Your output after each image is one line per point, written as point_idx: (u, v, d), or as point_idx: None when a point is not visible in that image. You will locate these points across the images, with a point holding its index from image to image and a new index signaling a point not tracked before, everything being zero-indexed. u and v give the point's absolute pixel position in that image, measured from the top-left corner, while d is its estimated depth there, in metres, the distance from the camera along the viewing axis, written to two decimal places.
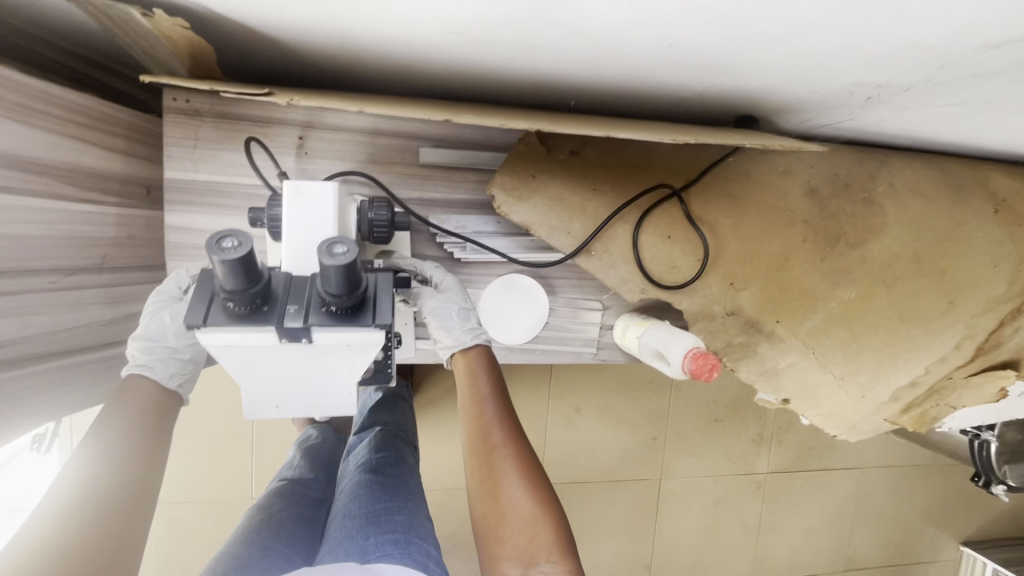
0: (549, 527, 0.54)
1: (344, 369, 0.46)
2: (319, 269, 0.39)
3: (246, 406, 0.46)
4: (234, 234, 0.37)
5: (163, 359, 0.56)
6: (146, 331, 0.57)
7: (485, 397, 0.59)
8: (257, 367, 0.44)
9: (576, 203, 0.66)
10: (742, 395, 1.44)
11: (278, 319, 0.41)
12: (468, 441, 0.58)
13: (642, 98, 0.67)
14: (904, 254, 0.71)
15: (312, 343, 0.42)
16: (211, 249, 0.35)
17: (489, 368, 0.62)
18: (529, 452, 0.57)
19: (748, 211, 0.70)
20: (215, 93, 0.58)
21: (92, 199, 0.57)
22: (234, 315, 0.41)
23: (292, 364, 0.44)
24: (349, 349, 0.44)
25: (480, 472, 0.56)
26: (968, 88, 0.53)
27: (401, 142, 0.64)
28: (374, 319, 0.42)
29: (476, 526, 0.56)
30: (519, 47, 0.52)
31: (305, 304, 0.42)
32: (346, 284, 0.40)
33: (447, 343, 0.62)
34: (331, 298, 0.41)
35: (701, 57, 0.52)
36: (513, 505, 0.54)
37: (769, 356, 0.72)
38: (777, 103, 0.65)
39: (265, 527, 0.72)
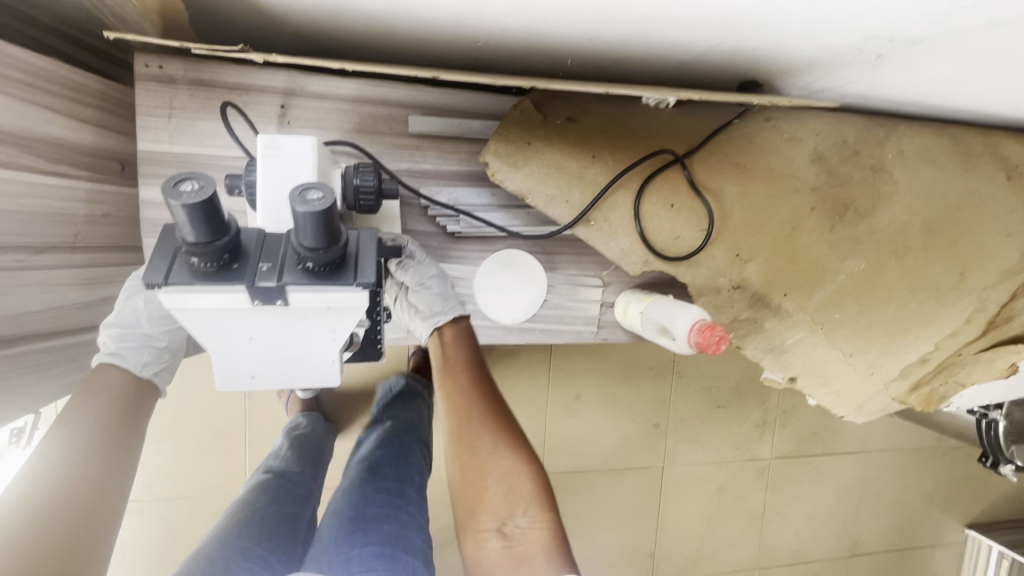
0: (528, 480, 0.54)
1: (325, 335, 0.43)
2: (291, 217, 0.36)
3: (219, 377, 0.44)
4: (195, 177, 0.34)
5: (138, 347, 0.55)
6: (120, 318, 0.55)
7: (462, 362, 0.60)
8: (230, 334, 0.42)
9: (575, 169, 0.63)
10: (744, 379, 1.42)
11: (250, 277, 0.38)
12: (445, 403, 0.59)
13: (640, 62, 0.63)
14: (914, 223, 0.69)
15: (288, 304, 0.40)
16: (167, 191, 0.32)
17: (467, 335, 0.63)
18: (510, 417, 0.58)
19: (754, 178, 0.67)
20: (190, 58, 0.55)
21: (61, 172, 0.54)
22: (199, 273, 0.37)
23: (265, 331, 0.42)
24: (328, 311, 0.41)
25: (457, 431, 0.56)
26: (987, 39, 0.50)
27: (389, 111, 0.61)
28: (356, 278, 0.39)
29: (453, 486, 0.56)
30: (510, 3, 0.48)
31: (280, 262, 0.39)
32: (323, 236, 0.36)
33: (440, 309, 0.62)
34: (308, 253, 0.37)
35: (704, 9, 0.49)
36: (491, 460, 0.55)
37: (777, 332, 0.70)
38: (783, 64, 0.62)
39: (242, 524, 0.69)
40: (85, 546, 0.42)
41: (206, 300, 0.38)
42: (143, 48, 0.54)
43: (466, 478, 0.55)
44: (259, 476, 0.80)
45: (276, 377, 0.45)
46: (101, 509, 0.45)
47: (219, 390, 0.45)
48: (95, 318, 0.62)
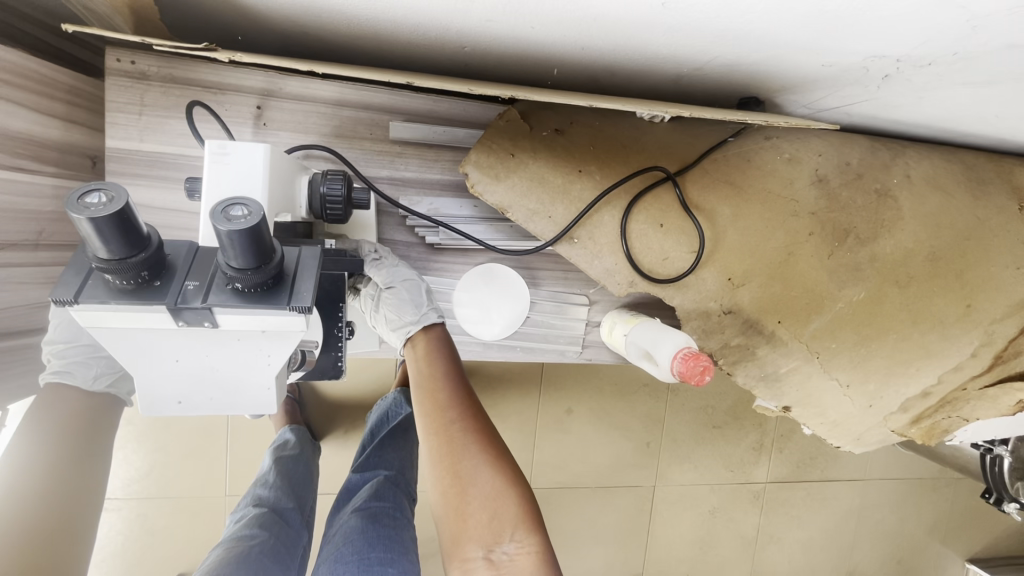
0: (514, 503, 0.52)
1: (259, 361, 0.41)
2: (216, 236, 0.33)
3: (141, 401, 0.41)
4: (104, 187, 0.31)
5: (84, 362, 0.55)
6: (61, 334, 0.55)
7: (440, 378, 0.56)
8: (154, 355, 0.40)
9: (558, 184, 0.60)
10: (741, 401, 1.38)
11: (172, 297, 0.36)
12: (424, 423, 0.55)
13: (634, 75, 0.61)
14: (919, 252, 0.65)
15: (216, 324, 0.37)
16: (71, 209, 0.30)
17: (444, 345, 0.59)
18: (493, 437, 0.55)
19: (750, 199, 0.64)
20: (164, 54, 0.53)
21: (26, 167, 0.52)
22: (117, 290, 0.35)
23: (194, 352, 0.40)
24: (264, 335, 0.39)
25: (439, 453, 0.53)
26: (1000, 62, 0.47)
27: (370, 115, 0.59)
28: (290, 301, 0.37)
29: (437, 511, 0.53)
30: (492, 8, 0.46)
31: (208, 281, 0.37)
32: (253, 255, 0.34)
33: (410, 321, 0.59)
34: (237, 274, 0.35)
35: (697, 20, 0.46)
36: (474, 484, 0.52)
37: (769, 360, 0.66)
38: (784, 80, 0.59)
39: (240, 560, 0.67)
40: (71, 551, 0.49)
41: (130, 318, 0.36)
42: (115, 44, 0.52)
43: (449, 503, 0.52)
44: (251, 509, 0.78)
45: (209, 404, 0.42)
46: (80, 514, 0.51)
47: (145, 413, 0.42)
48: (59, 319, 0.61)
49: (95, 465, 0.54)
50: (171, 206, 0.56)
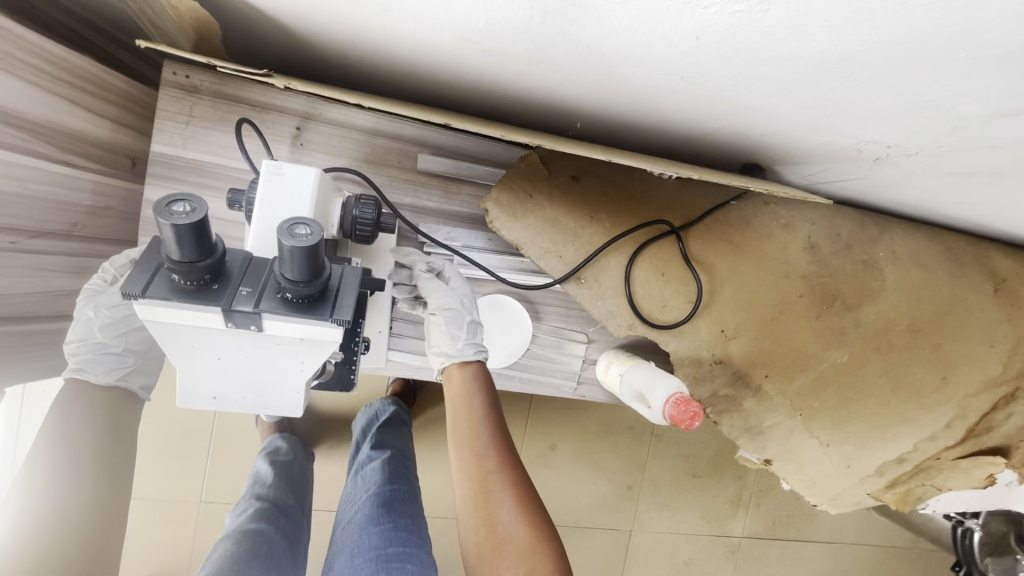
0: (548, 561, 0.52)
1: (292, 366, 0.43)
2: (278, 248, 0.36)
3: (178, 390, 0.43)
4: (189, 199, 0.35)
5: (98, 357, 0.61)
6: (75, 332, 0.60)
7: (479, 422, 0.56)
8: (199, 353, 0.41)
9: (571, 227, 0.64)
10: (723, 452, 1.39)
11: (227, 300, 0.38)
12: (461, 468, 0.55)
13: (648, 134, 0.66)
14: (899, 322, 0.70)
15: (261, 329, 0.40)
16: (158, 212, 0.33)
17: (483, 381, 0.59)
18: (530, 485, 0.55)
19: (747, 259, 0.68)
20: (217, 72, 0.57)
21: (71, 162, 0.55)
22: (179, 290, 0.37)
23: (236, 354, 0.42)
24: (301, 342, 0.41)
25: (475, 502, 0.53)
26: (974, 158, 0.53)
27: (400, 146, 0.63)
28: (332, 314, 0.39)
29: (468, 556, 0.54)
30: (528, 62, 0.51)
31: (259, 288, 0.39)
32: (307, 269, 0.37)
33: (447, 351, 0.60)
34: (288, 284, 0.38)
35: (710, 94, 0.51)
36: (508, 537, 0.52)
37: (754, 413, 0.69)
38: (785, 153, 0.65)
39: (253, 554, 0.67)
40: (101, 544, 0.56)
41: (177, 317, 0.38)
42: (174, 59, 0.56)
43: (483, 551, 0.52)
44: (252, 504, 0.77)
45: (239, 401, 0.45)
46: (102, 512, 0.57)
47: (180, 401, 0.44)
48: (72, 308, 0.62)
49: (120, 459, 0.60)
50: None
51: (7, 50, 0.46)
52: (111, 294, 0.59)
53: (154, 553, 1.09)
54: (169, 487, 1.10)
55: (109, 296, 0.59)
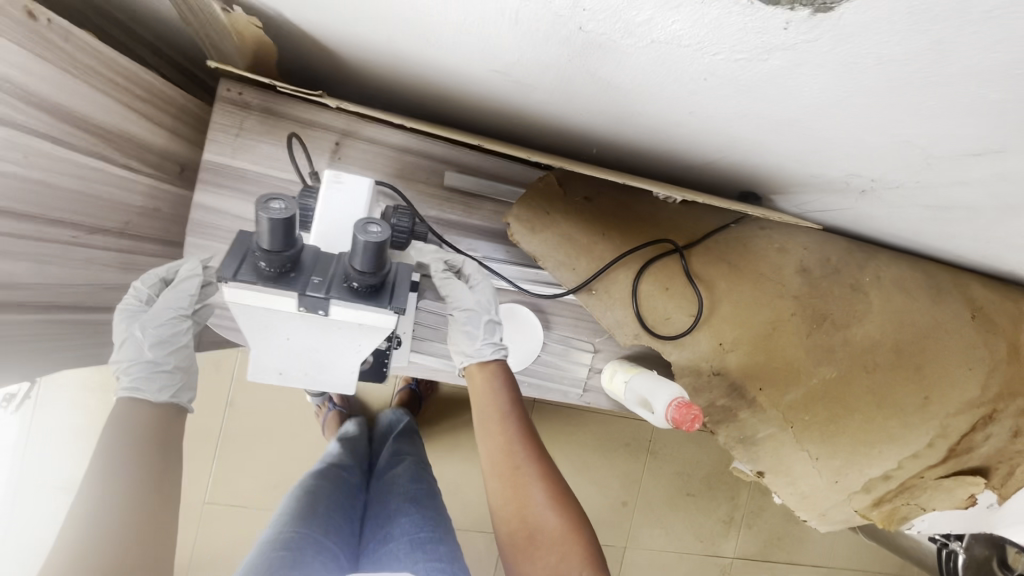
0: (578, 546, 0.57)
1: (350, 348, 0.48)
2: (350, 242, 0.41)
3: (251, 368, 0.49)
4: (284, 198, 0.39)
5: (148, 376, 0.61)
6: (125, 355, 0.62)
7: (505, 418, 0.60)
8: (271, 333, 0.46)
9: (584, 243, 0.70)
10: (717, 471, 1.43)
11: (302, 286, 0.43)
12: (492, 462, 0.59)
13: (655, 161, 0.72)
14: (883, 343, 0.76)
15: (327, 315, 0.44)
16: (259, 206, 0.37)
17: (507, 379, 0.64)
18: (556, 474, 0.59)
19: (744, 278, 0.73)
20: (267, 90, 0.63)
21: (131, 166, 0.60)
22: (262, 276, 0.42)
23: (303, 335, 0.47)
24: (359, 328, 0.46)
25: (507, 493, 0.58)
26: (948, 193, 0.59)
27: (429, 164, 0.68)
28: (390, 302, 0.44)
29: (504, 544, 0.59)
30: (552, 93, 0.57)
31: (329, 278, 0.44)
32: (374, 262, 0.41)
33: (467, 352, 0.64)
34: (356, 273, 0.42)
35: (714, 127, 0.57)
36: (541, 523, 0.57)
37: (749, 424, 0.74)
38: (780, 184, 0.71)
39: (307, 515, 0.73)
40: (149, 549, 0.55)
41: (260, 300, 0.43)
42: (229, 76, 0.62)
43: (516, 536, 0.57)
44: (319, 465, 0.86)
45: (303, 377, 0.50)
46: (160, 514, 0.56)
47: (251, 377, 0.49)
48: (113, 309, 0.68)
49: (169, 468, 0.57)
50: (246, 216, 0.64)
51: (89, 63, 0.52)
52: (151, 315, 0.63)
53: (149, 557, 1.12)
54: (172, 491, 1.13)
55: (149, 315, 0.63)
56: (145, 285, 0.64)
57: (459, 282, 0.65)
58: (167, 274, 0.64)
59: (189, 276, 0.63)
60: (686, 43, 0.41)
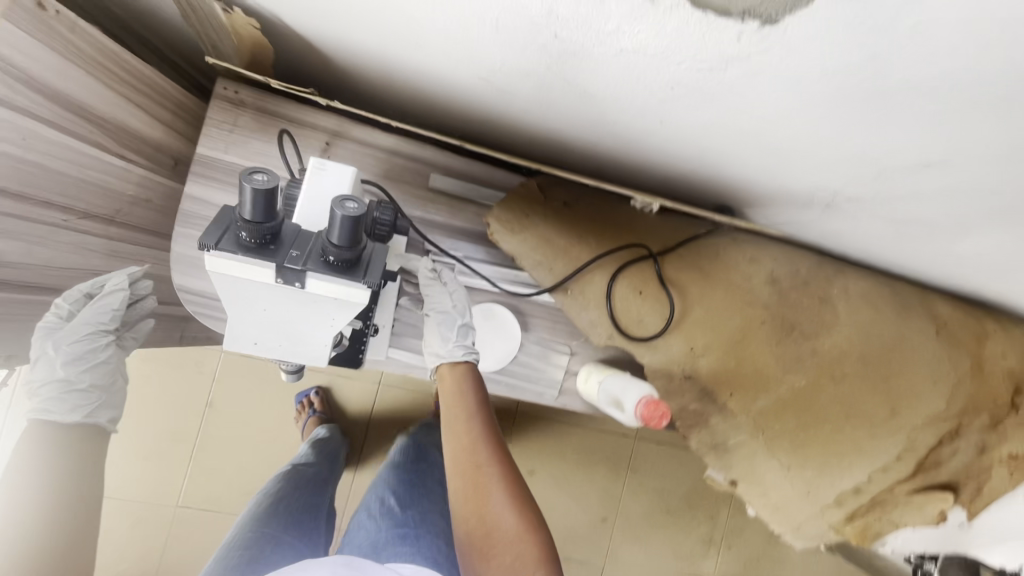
0: (534, 547, 0.55)
1: (325, 320, 0.50)
2: (328, 216, 0.43)
3: (227, 334, 0.51)
4: (267, 171, 0.42)
5: (57, 399, 0.67)
6: (37, 373, 0.67)
7: (470, 415, 0.62)
8: (249, 303, 0.48)
9: (561, 245, 0.73)
10: (698, 489, 1.43)
11: (281, 258, 0.45)
12: (455, 459, 0.60)
13: (633, 171, 0.75)
14: (852, 354, 0.78)
15: (303, 288, 0.46)
16: (244, 176, 0.39)
17: (476, 381, 0.66)
18: (516, 473, 0.60)
19: (715, 285, 0.76)
20: (261, 90, 0.66)
21: (125, 155, 0.62)
22: (242, 246, 0.44)
23: (279, 305, 0.48)
24: (336, 302, 0.47)
25: (467, 489, 0.58)
26: (906, 207, 0.62)
27: (415, 166, 0.71)
28: (365, 278, 0.46)
29: (461, 544, 0.58)
30: (532, 100, 0.60)
31: (307, 252, 0.46)
32: (349, 237, 0.43)
33: (440, 352, 0.66)
34: (333, 248, 0.44)
35: (685, 137, 0.60)
36: (497, 521, 0.56)
37: (720, 430, 0.77)
38: (752, 197, 0.74)
39: (271, 511, 0.82)
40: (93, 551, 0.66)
41: (237, 269, 0.44)
42: (225, 75, 0.65)
43: (474, 535, 0.57)
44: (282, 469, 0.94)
45: (278, 347, 0.52)
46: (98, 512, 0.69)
47: (224, 343, 0.51)
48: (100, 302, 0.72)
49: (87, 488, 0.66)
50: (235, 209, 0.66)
51: (91, 55, 0.54)
52: (68, 331, 0.64)
53: (124, 555, 1.14)
54: (150, 489, 1.16)
55: (65, 333, 0.64)
56: (69, 300, 0.64)
57: (439, 285, 0.69)
58: (89, 287, 0.65)
59: (114, 291, 0.66)
60: (651, 53, 0.44)
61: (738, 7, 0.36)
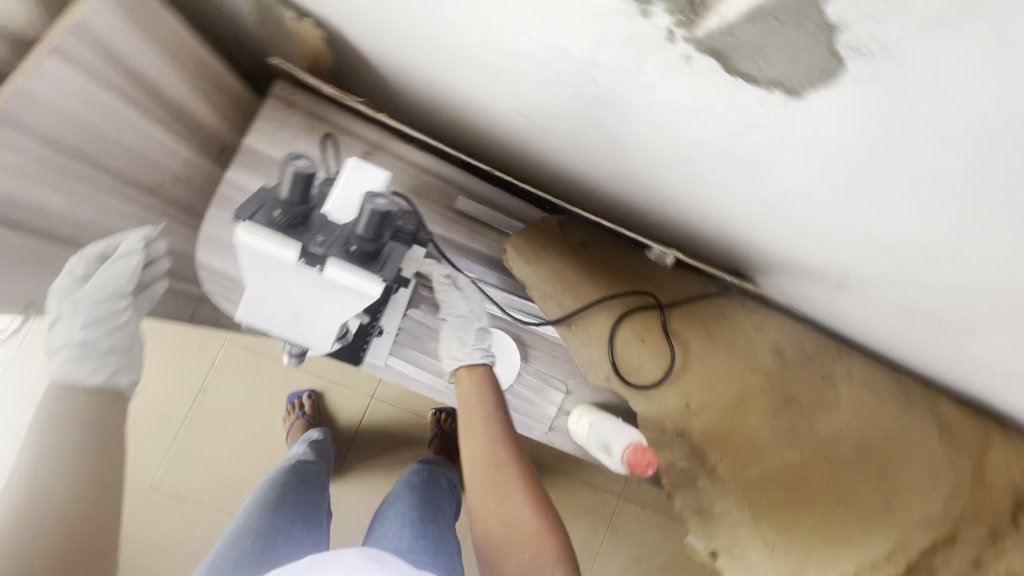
0: (551, 543, 0.58)
1: (334, 308, 0.52)
2: (357, 207, 0.46)
3: (241, 307, 0.53)
4: (309, 157, 0.46)
5: (76, 362, 0.64)
6: (60, 337, 0.66)
7: (490, 418, 0.67)
8: (266, 282, 0.50)
9: (570, 280, 0.75)
10: (678, 562, 1.37)
11: (306, 241, 0.47)
12: (475, 458, 0.65)
13: (652, 223, 0.77)
14: (849, 438, 0.76)
15: (321, 275, 0.47)
16: (295, 159, 0.45)
17: (493, 388, 0.70)
18: (533, 474, 0.64)
19: (718, 345, 0.77)
20: (314, 95, 0.71)
21: (178, 134, 0.66)
22: (273, 224, 0.47)
23: (295, 289, 0.50)
24: (350, 294, 0.49)
25: (488, 486, 0.62)
26: (916, 298, 0.62)
27: (444, 187, 0.74)
28: (382, 271, 0.48)
29: (482, 541, 0.61)
30: (564, 140, 0.63)
31: (332, 239, 0.48)
32: (374, 229, 0.46)
33: (459, 356, 0.70)
34: (357, 238, 0.47)
35: (706, 196, 0.62)
36: (516, 517, 0.60)
37: (706, 495, 0.76)
38: (765, 266, 0.75)
39: (276, 504, 0.80)
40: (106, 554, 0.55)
41: (264, 247, 0.46)
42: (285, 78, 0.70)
43: (493, 533, 0.60)
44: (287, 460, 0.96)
45: (286, 325, 0.55)
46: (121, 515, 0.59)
47: (239, 314, 0.54)
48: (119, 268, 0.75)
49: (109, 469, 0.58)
50: None
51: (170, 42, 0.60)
52: (84, 295, 0.66)
53: None
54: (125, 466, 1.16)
55: (83, 293, 0.66)
56: (84, 261, 0.64)
57: (455, 291, 0.72)
58: (104, 249, 0.65)
59: (126, 254, 0.65)
60: (680, 109, 0.47)
61: (765, 79, 0.39)
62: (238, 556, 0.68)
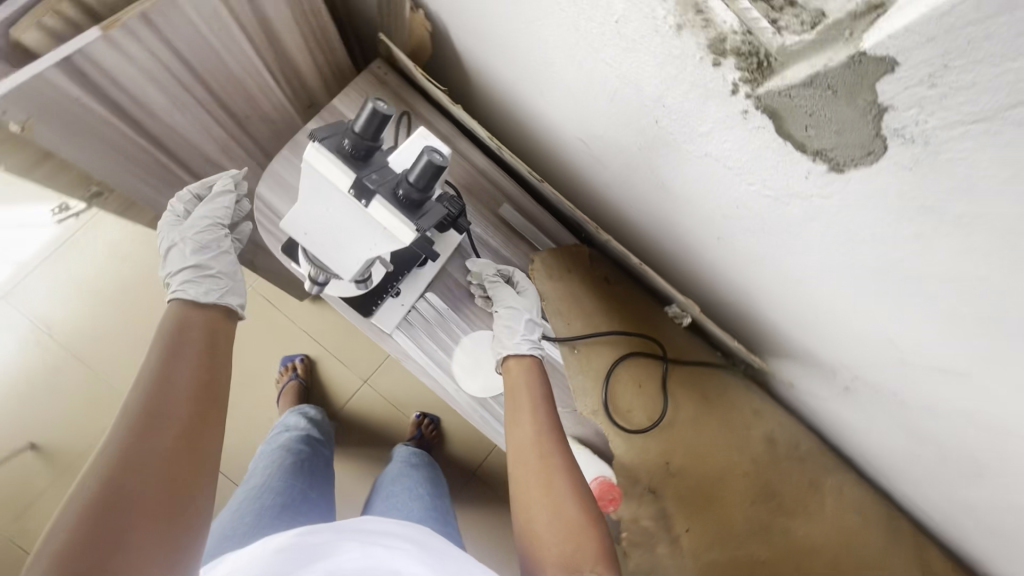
0: (595, 544, 0.52)
1: (367, 243, 0.54)
2: (418, 155, 0.50)
3: (288, 218, 0.55)
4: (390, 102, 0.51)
5: (191, 281, 0.64)
6: (172, 263, 0.68)
7: (539, 404, 0.63)
8: (315, 200, 0.53)
9: (584, 308, 0.78)
10: None
11: (363, 175, 0.51)
12: (521, 444, 0.59)
13: (677, 280, 0.79)
14: (823, 552, 0.77)
15: (366, 208, 0.51)
16: (376, 97, 0.49)
17: (542, 376, 0.67)
18: (581, 471, 0.58)
19: (711, 417, 0.79)
20: (405, 79, 0.77)
21: (278, 78, 0.73)
22: (340, 151, 0.51)
23: (337, 214, 0.53)
24: (384, 234, 0.52)
25: (533, 474, 0.57)
26: (920, 420, 0.61)
27: (494, 190, 0.78)
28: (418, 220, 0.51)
29: (519, 534, 0.55)
30: (616, 175, 0.67)
31: (384, 181, 0.52)
32: (425, 178, 0.49)
33: (508, 344, 0.68)
34: (407, 184, 0.50)
35: (735, 261, 0.64)
36: (560, 511, 0.54)
37: (663, 563, 0.73)
38: (777, 352, 0.75)
39: (287, 470, 0.82)
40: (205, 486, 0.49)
41: (327, 166, 0.50)
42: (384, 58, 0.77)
43: (536, 523, 0.54)
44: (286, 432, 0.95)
45: (325, 247, 0.56)
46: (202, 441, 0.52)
47: (281, 224, 0.55)
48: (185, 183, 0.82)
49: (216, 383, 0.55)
50: None
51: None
52: (190, 224, 0.70)
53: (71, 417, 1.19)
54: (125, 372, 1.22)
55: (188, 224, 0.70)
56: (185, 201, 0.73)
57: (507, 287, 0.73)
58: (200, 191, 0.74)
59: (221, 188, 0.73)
60: (729, 165, 0.50)
61: (812, 147, 0.41)
62: (261, 509, 0.71)
